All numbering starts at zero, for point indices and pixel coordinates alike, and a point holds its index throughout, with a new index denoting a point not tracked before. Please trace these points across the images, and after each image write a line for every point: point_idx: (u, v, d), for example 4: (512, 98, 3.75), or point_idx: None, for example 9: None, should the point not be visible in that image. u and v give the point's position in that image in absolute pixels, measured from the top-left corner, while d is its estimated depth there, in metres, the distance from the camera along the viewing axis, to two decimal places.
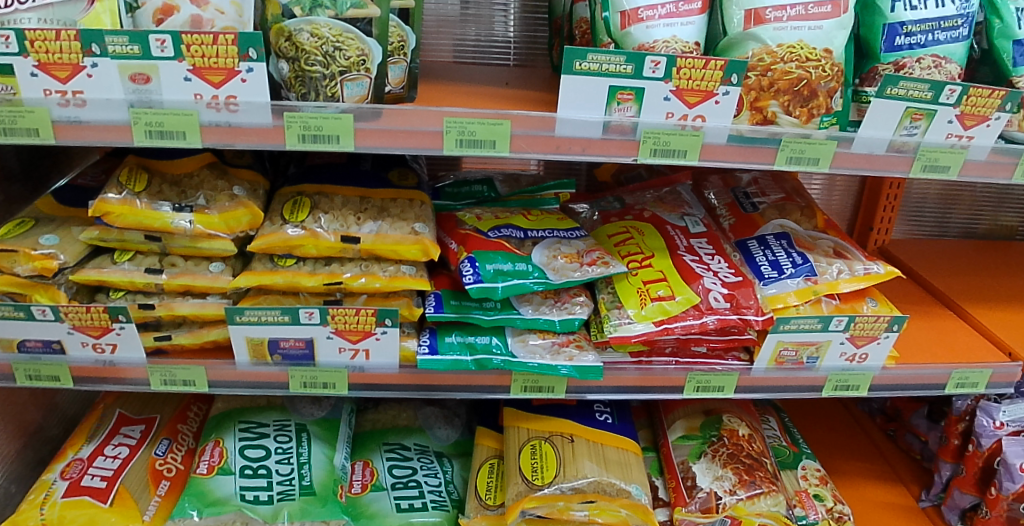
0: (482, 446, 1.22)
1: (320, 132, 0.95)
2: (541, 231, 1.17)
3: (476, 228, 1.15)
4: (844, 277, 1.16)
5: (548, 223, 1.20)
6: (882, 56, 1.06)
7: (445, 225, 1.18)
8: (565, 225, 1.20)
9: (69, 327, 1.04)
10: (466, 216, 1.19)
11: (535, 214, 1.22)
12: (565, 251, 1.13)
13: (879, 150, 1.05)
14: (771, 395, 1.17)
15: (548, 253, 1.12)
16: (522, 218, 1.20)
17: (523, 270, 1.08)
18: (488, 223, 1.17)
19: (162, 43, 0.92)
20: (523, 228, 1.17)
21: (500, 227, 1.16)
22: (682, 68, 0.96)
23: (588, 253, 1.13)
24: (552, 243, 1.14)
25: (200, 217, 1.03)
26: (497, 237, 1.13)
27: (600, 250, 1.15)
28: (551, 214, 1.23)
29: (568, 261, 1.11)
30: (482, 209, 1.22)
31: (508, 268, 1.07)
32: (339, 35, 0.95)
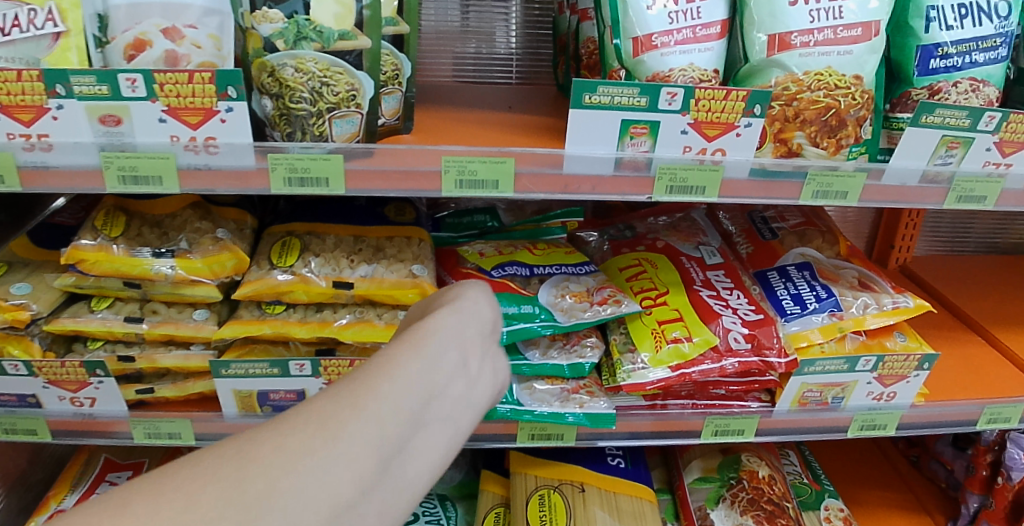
0: (488, 493, 1.16)
1: (307, 175, 0.87)
2: (547, 267, 1.10)
3: (479, 267, 1.09)
4: (871, 311, 1.09)
5: (554, 257, 1.13)
6: (916, 80, 0.98)
7: (448, 261, 1.11)
8: (572, 259, 1.13)
9: (44, 381, 0.97)
10: (469, 252, 1.12)
11: (540, 248, 1.15)
12: (573, 290, 1.07)
13: (913, 181, 0.97)
14: (793, 437, 1.11)
15: (555, 291, 1.06)
16: (527, 253, 1.13)
17: (529, 313, 1.02)
18: (491, 260, 1.10)
19: (133, 83, 0.84)
20: (529, 264, 1.10)
21: (504, 264, 1.09)
22: (701, 99, 0.89)
23: (599, 292, 1.06)
24: (560, 280, 1.08)
25: (182, 262, 0.96)
26: (501, 277, 1.07)
27: (612, 287, 1.08)
28: (558, 248, 1.16)
29: (577, 300, 1.05)
30: (484, 244, 1.15)
31: (512, 312, 1.01)
32: (327, 69, 0.87)
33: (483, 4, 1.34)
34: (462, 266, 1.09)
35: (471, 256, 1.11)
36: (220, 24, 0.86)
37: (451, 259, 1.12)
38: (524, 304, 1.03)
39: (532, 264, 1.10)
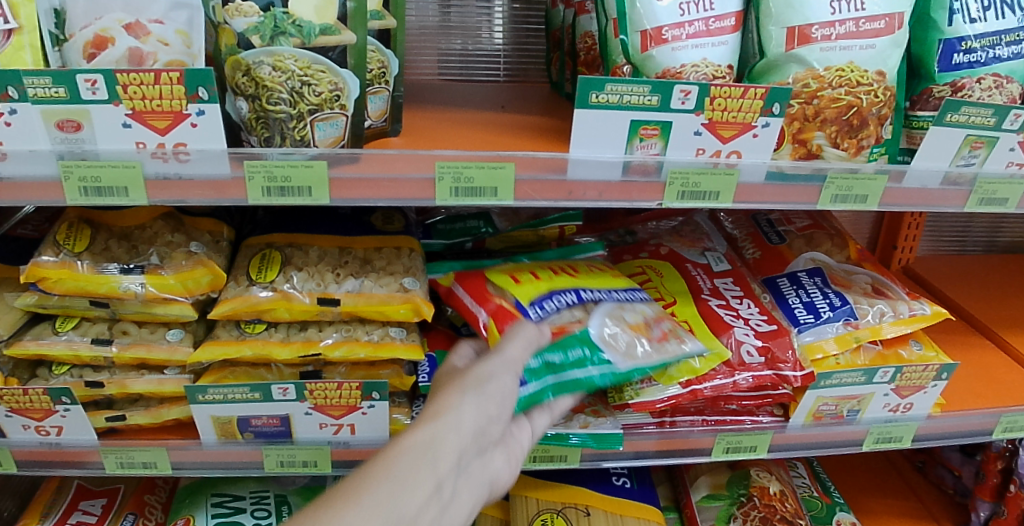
0: (485, 516, 1.11)
1: (288, 184, 0.80)
2: (595, 296, 0.96)
3: (513, 299, 0.93)
4: (888, 319, 1.04)
5: (599, 287, 0.99)
6: (938, 76, 0.93)
7: (471, 295, 0.97)
8: (618, 287, 1.01)
9: (6, 409, 0.89)
10: (502, 277, 0.98)
11: (580, 274, 1.02)
12: (628, 322, 0.94)
13: (934, 183, 0.92)
14: (805, 452, 1.05)
15: (610, 323, 0.93)
16: (569, 278, 1.00)
17: (579, 358, 0.88)
18: (526, 288, 0.95)
19: (93, 84, 0.76)
20: (574, 291, 0.96)
21: (543, 294, 0.94)
22: (715, 97, 0.82)
23: (657, 326, 0.95)
24: (612, 310, 0.95)
25: (153, 278, 0.89)
26: (539, 316, 0.91)
27: (670, 321, 0.97)
28: (596, 275, 1.03)
29: (634, 337, 0.93)
30: (509, 269, 1.01)
31: (559, 359, 0.87)
32: (308, 67, 0.79)
33: None
34: (495, 298, 0.95)
35: (505, 283, 0.96)
36: (189, 18, 0.79)
37: (478, 289, 0.97)
38: (573, 347, 0.88)
39: (578, 293, 0.96)
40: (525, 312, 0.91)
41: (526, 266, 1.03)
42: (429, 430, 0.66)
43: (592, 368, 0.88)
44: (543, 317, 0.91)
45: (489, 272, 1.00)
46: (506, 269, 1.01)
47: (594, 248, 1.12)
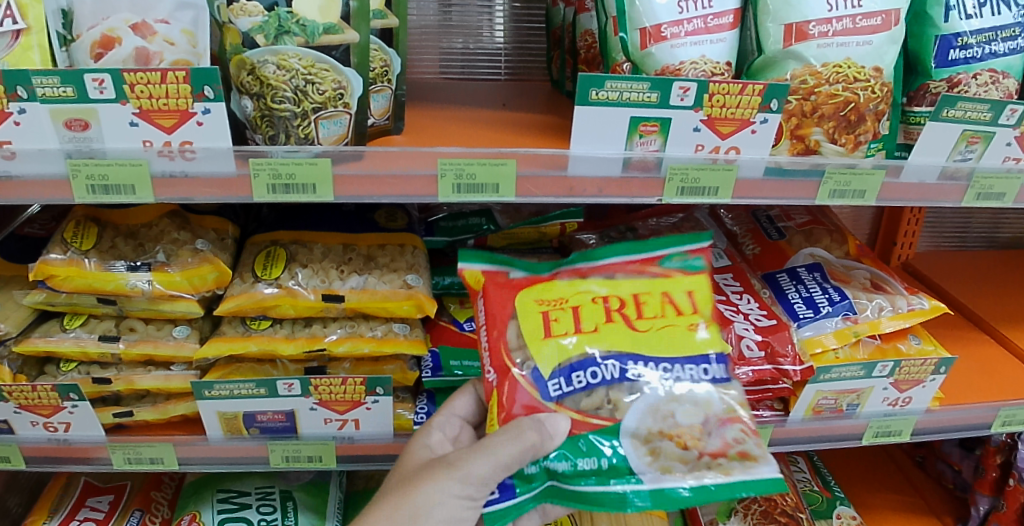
0: None
1: (292, 181, 0.81)
2: (644, 373, 0.78)
3: (531, 366, 0.79)
4: (887, 314, 1.04)
5: (659, 353, 0.80)
6: (934, 72, 0.94)
7: (499, 340, 0.81)
8: (683, 356, 0.80)
9: (16, 406, 0.90)
10: (538, 315, 0.82)
11: (641, 309, 0.83)
12: (676, 426, 0.76)
13: (931, 178, 0.93)
14: (805, 447, 1.06)
15: (650, 422, 0.76)
16: (620, 330, 0.81)
17: (594, 471, 0.74)
18: (551, 352, 0.79)
19: (101, 83, 0.77)
20: (620, 357, 0.79)
21: (575, 360, 0.79)
22: (714, 94, 0.83)
23: (717, 434, 0.76)
24: (664, 400, 0.77)
25: (159, 275, 0.90)
26: (559, 394, 0.78)
27: (738, 424, 0.77)
28: (660, 318, 0.82)
29: (683, 447, 0.75)
30: (554, 295, 0.83)
31: (566, 467, 0.75)
32: (312, 66, 0.80)
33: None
34: (511, 355, 0.79)
35: (535, 333, 0.80)
36: (195, 18, 0.80)
37: (507, 329, 0.82)
38: (589, 457, 0.75)
39: (626, 362, 0.79)
40: (543, 393, 0.77)
41: (580, 287, 0.84)
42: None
43: (602, 487, 0.74)
44: (562, 400, 0.78)
45: (531, 296, 0.83)
46: (549, 298, 0.83)
47: (693, 269, 0.86)
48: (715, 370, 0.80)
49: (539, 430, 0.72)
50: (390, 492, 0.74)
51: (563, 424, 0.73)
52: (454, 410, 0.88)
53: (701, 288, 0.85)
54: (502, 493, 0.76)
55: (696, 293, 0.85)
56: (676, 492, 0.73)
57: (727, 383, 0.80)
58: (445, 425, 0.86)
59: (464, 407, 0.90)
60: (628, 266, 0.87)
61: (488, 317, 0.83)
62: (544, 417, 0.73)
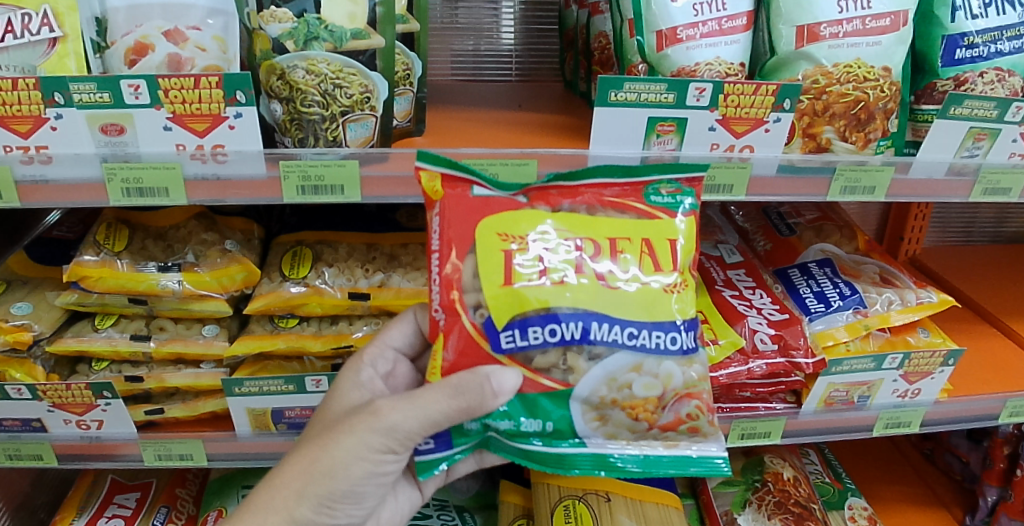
0: (508, 504, 1.14)
1: (322, 183, 0.83)
2: (608, 337, 0.70)
3: (484, 316, 0.71)
4: (896, 307, 1.07)
5: (629, 315, 0.71)
6: (940, 71, 0.96)
7: (453, 274, 0.72)
8: (654, 320, 0.71)
9: (49, 405, 0.92)
10: (500, 253, 0.72)
11: (617, 258, 0.73)
12: (631, 397, 0.71)
13: (938, 174, 0.95)
14: (817, 438, 1.08)
15: (604, 391, 0.71)
16: (590, 285, 0.71)
17: (537, 431, 0.72)
18: (507, 301, 0.70)
19: (136, 89, 0.80)
20: (587, 317, 0.70)
21: (534, 314, 0.70)
22: (729, 94, 0.86)
23: (673, 407, 0.72)
24: (622, 369, 0.71)
25: (189, 276, 0.92)
26: (512, 346, 0.70)
27: (697, 396, 0.73)
28: (634, 271, 0.72)
29: (632, 415, 0.72)
30: (523, 230, 0.73)
31: (508, 426, 0.72)
32: (339, 71, 0.83)
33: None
34: (463, 296, 0.72)
35: (494, 278, 0.71)
36: (225, 25, 0.83)
37: (463, 264, 0.72)
38: (536, 419, 0.72)
39: (592, 323, 0.70)
40: (493, 343, 0.70)
41: (551, 223, 0.73)
42: (293, 500, 0.72)
43: (547, 447, 0.73)
44: (514, 352, 0.71)
45: (495, 228, 0.73)
46: (514, 233, 0.72)
47: (684, 209, 0.76)
48: (685, 338, 0.72)
49: (477, 390, 0.66)
50: (312, 442, 0.75)
51: (511, 383, 0.67)
52: (388, 341, 0.84)
53: (684, 234, 0.75)
54: (438, 445, 0.74)
55: (677, 242, 0.75)
56: (610, 460, 0.73)
57: (693, 354, 0.73)
58: (378, 358, 0.83)
59: (401, 336, 0.86)
60: (606, 200, 0.76)
61: (444, 234, 0.73)
62: (490, 373, 0.67)
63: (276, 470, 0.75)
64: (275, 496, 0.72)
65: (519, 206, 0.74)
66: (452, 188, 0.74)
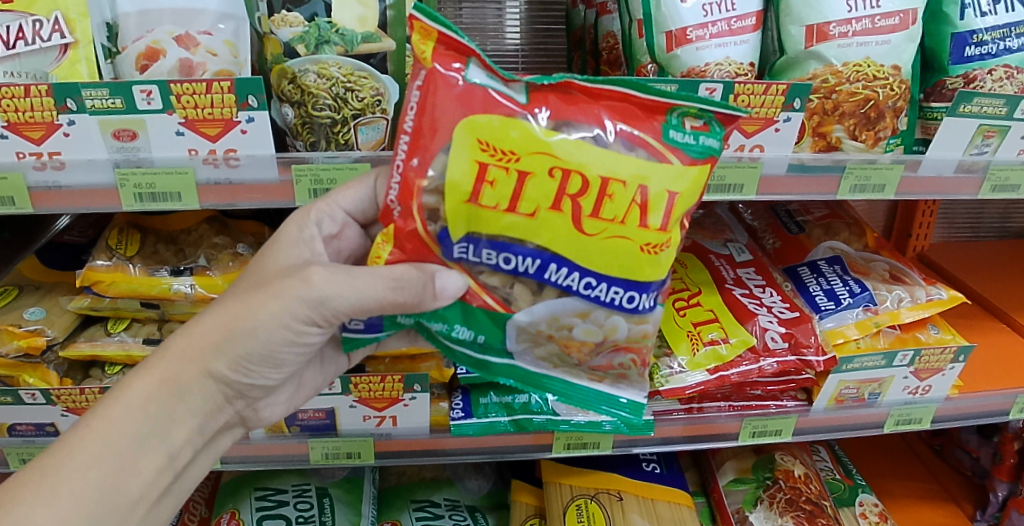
0: (520, 504, 1.14)
1: (334, 186, 0.84)
2: (563, 282, 0.68)
3: (441, 224, 0.67)
4: (906, 304, 1.07)
5: (592, 265, 0.67)
6: (950, 68, 0.96)
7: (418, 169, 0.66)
8: (618, 278, 0.68)
9: (63, 409, 0.93)
10: (476, 163, 0.64)
11: (603, 194, 0.65)
12: (568, 337, 0.71)
13: (948, 171, 0.96)
14: (828, 435, 1.09)
15: (542, 325, 0.70)
16: (562, 225, 0.65)
17: (466, 339, 0.72)
18: (469, 214, 0.66)
19: (148, 95, 0.80)
20: (546, 258, 0.67)
21: (491, 237, 0.67)
22: (740, 94, 0.86)
23: (606, 355, 0.72)
24: (569, 312, 0.70)
25: (202, 279, 0.93)
26: (462, 258, 0.68)
27: (634, 352, 0.73)
28: (616, 222, 0.65)
29: (565, 351, 0.72)
30: (508, 144, 0.64)
31: (442, 328, 0.71)
32: (351, 74, 0.83)
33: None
34: (424, 198, 0.66)
35: (460, 186, 0.65)
36: (236, 29, 0.83)
37: (434, 159, 0.66)
38: (469, 329, 0.71)
39: (550, 264, 0.67)
40: (444, 251, 0.67)
41: (543, 144, 0.64)
42: (212, 356, 0.68)
43: (478, 355, 0.73)
44: (463, 264, 0.68)
45: (478, 131, 0.64)
46: (498, 145, 0.64)
47: (701, 156, 0.66)
48: (645, 301, 0.69)
49: (420, 289, 0.65)
50: (238, 297, 0.69)
51: (454, 288, 0.66)
52: (338, 201, 0.77)
53: (691, 186, 0.66)
54: (366, 328, 0.73)
55: (679, 197, 0.66)
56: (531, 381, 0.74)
57: (650, 315, 0.71)
58: (324, 218, 0.77)
59: (354, 199, 0.78)
60: (617, 119, 0.65)
61: (422, 119, 0.65)
62: (435, 272, 0.66)
63: (194, 321, 0.70)
64: (192, 347, 0.68)
65: (513, 110, 0.64)
66: (445, 68, 0.65)
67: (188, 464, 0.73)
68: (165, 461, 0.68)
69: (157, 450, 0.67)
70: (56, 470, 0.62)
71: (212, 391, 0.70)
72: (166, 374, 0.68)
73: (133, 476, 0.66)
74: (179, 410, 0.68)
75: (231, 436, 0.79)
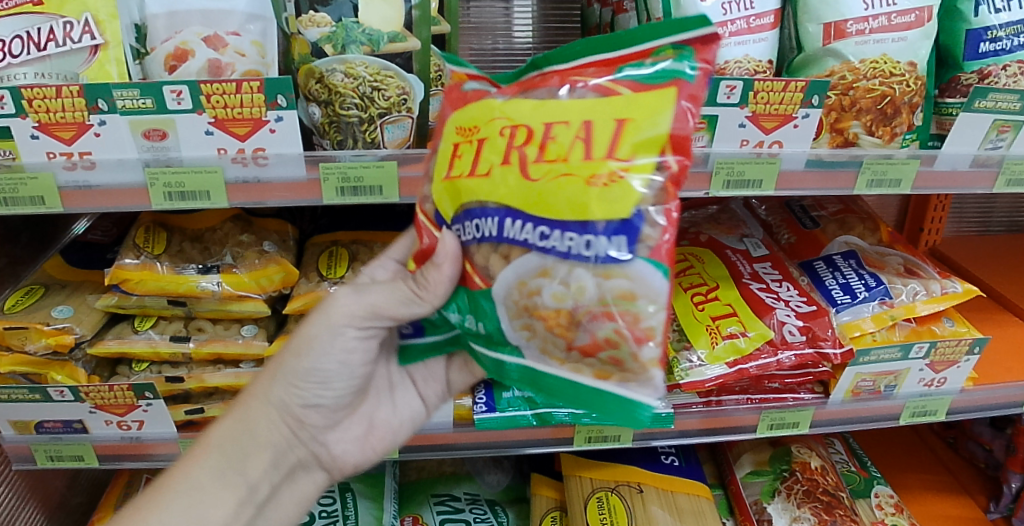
0: (540, 497, 1.16)
1: (361, 184, 0.85)
2: (519, 236, 0.62)
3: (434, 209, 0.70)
4: (921, 298, 1.08)
5: (542, 212, 0.61)
6: (965, 64, 0.97)
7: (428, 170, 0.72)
8: (571, 220, 0.60)
9: (92, 406, 0.94)
10: (453, 147, 0.68)
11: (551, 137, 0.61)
12: (538, 307, 0.63)
13: (963, 166, 0.97)
14: (843, 427, 1.10)
15: (513, 295, 0.64)
16: (512, 177, 0.62)
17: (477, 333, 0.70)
18: (447, 194, 0.67)
19: (179, 95, 0.81)
20: (501, 214, 0.63)
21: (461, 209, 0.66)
22: (759, 91, 0.88)
23: (589, 322, 0.62)
24: (532, 272, 0.63)
25: (228, 277, 0.94)
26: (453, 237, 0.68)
27: (617, 314, 0.61)
28: (558, 158, 0.61)
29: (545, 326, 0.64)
30: (472, 120, 0.66)
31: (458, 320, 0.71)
32: (377, 73, 0.84)
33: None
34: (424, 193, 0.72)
35: (440, 171, 0.68)
36: (263, 29, 0.84)
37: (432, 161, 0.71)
38: (474, 317, 0.69)
39: (505, 220, 0.63)
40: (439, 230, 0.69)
41: (496, 107, 0.65)
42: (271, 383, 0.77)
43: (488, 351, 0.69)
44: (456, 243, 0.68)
45: (457, 120, 0.68)
46: (466, 124, 0.67)
47: (654, 80, 0.60)
48: (607, 245, 0.60)
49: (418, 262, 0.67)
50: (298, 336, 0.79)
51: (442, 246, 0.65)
52: (391, 254, 0.80)
53: (652, 111, 0.59)
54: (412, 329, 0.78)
55: (631, 123, 0.60)
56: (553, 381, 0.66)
57: (632, 267, 0.60)
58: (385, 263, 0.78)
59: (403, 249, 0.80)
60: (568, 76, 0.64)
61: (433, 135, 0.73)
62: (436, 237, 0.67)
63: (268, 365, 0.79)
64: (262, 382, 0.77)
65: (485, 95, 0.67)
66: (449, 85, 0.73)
67: (271, 499, 0.78)
68: (244, 492, 0.74)
69: (236, 481, 0.74)
70: (149, 497, 0.71)
71: (279, 422, 0.77)
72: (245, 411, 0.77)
73: (214, 505, 0.72)
74: (259, 444, 0.76)
75: (316, 481, 0.83)
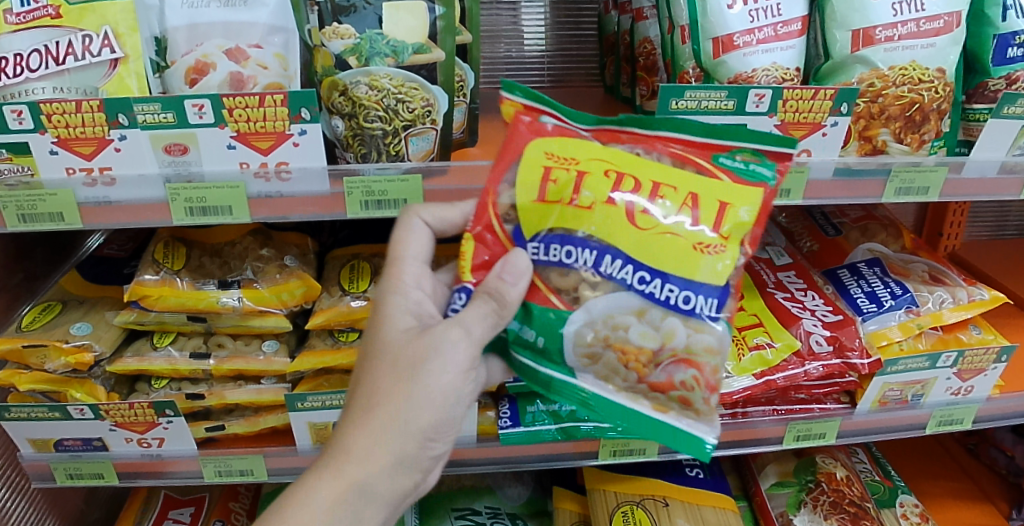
0: (563, 510, 1.17)
1: (385, 197, 0.83)
2: (616, 274, 0.70)
3: (514, 223, 0.73)
4: (947, 306, 1.06)
5: (643, 258, 0.69)
6: (993, 70, 0.96)
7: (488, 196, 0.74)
8: (669, 272, 0.69)
9: (111, 424, 0.92)
10: (540, 170, 0.72)
11: (654, 201, 0.70)
12: (627, 342, 0.70)
13: (992, 172, 0.94)
14: (870, 437, 1.08)
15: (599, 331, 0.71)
16: (619, 218, 0.69)
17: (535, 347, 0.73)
18: (541, 213, 0.72)
19: (200, 109, 0.80)
20: (600, 249, 0.70)
21: (561, 232, 0.71)
22: (788, 100, 0.86)
23: (660, 371, 0.71)
24: (623, 310, 0.70)
25: (249, 292, 0.94)
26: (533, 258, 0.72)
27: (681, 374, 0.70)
28: (667, 221, 0.69)
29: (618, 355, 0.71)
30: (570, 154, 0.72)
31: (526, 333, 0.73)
32: (401, 85, 0.83)
33: (495, 5, 1.29)
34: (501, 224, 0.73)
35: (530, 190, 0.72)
36: (286, 41, 0.83)
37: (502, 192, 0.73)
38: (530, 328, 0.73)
39: (604, 256, 0.70)
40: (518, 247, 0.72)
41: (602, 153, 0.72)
42: (352, 439, 0.64)
43: (533, 362, 0.74)
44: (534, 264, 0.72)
45: (546, 147, 0.73)
46: (561, 155, 0.72)
47: (752, 180, 0.71)
48: (703, 304, 0.69)
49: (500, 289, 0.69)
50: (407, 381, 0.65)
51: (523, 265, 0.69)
52: (419, 257, 0.74)
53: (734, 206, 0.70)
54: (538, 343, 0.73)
55: (728, 207, 0.70)
56: (615, 406, 0.72)
57: (718, 327, 0.70)
58: (421, 279, 0.73)
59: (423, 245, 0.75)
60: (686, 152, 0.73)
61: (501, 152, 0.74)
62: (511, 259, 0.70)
63: (371, 391, 0.66)
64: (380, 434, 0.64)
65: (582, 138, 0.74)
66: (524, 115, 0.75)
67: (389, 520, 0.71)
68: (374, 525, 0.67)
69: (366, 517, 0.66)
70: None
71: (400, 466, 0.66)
72: (353, 471, 0.64)
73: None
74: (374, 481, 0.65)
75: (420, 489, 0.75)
